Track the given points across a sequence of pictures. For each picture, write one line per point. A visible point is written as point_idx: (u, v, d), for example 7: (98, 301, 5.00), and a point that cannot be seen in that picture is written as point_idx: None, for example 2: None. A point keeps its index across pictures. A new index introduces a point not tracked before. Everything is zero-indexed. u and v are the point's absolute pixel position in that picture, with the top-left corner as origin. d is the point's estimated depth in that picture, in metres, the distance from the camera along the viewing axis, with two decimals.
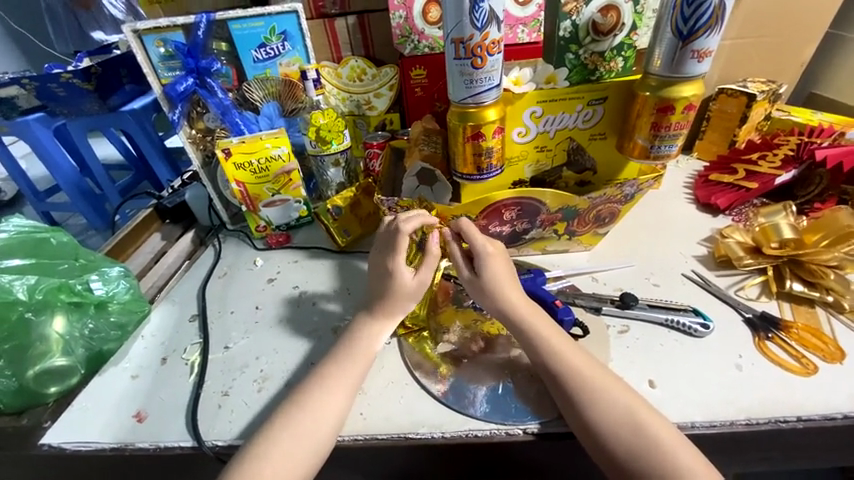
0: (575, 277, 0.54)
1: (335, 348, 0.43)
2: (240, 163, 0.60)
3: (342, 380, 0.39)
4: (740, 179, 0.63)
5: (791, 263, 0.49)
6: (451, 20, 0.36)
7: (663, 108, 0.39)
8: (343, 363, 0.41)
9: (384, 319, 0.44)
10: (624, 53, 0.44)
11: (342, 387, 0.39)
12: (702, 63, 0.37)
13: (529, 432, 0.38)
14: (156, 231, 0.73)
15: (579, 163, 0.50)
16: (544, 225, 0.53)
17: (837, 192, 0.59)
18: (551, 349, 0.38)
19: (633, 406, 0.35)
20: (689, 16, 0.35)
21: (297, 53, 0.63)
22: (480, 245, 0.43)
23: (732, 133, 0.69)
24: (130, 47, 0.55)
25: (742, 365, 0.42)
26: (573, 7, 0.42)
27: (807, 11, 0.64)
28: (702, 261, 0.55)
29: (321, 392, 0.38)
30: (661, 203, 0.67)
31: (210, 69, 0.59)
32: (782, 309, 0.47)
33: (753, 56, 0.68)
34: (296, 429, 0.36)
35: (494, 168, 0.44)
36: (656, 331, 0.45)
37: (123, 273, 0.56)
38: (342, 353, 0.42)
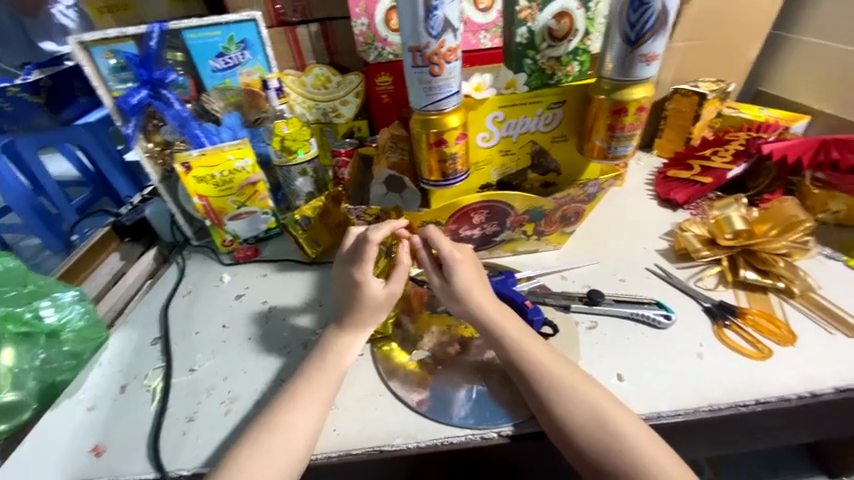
0: (545, 276, 0.56)
1: (307, 364, 0.41)
2: (201, 177, 0.58)
3: (316, 395, 0.38)
4: (696, 174, 0.67)
5: (745, 252, 0.52)
6: (406, 28, 0.36)
7: (617, 110, 0.40)
8: (314, 378, 0.40)
9: (357, 331, 0.43)
10: (580, 58, 0.45)
11: (313, 403, 0.38)
12: (650, 66, 0.38)
13: (504, 435, 0.39)
14: (114, 251, 0.69)
15: (543, 166, 0.50)
16: (513, 226, 0.54)
17: (783, 183, 0.63)
18: (521, 349, 0.39)
19: (600, 402, 0.35)
20: (635, 22, 0.36)
21: (258, 61, 0.61)
22: (447, 251, 0.43)
23: (687, 131, 0.73)
24: (76, 58, 0.52)
25: (702, 353, 0.43)
26: (528, 14, 0.44)
27: (748, 15, 0.68)
28: (664, 254, 0.57)
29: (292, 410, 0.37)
30: (625, 200, 0.69)
31: (165, 80, 0.56)
32: (738, 297, 0.49)
33: (703, 58, 0.72)
34: (264, 452, 0.34)
35: (459, 173, 0.44)
36: (622, 325, 0.47)
37: (79, 297, 0.53)
38: (314, 368, 0.41)
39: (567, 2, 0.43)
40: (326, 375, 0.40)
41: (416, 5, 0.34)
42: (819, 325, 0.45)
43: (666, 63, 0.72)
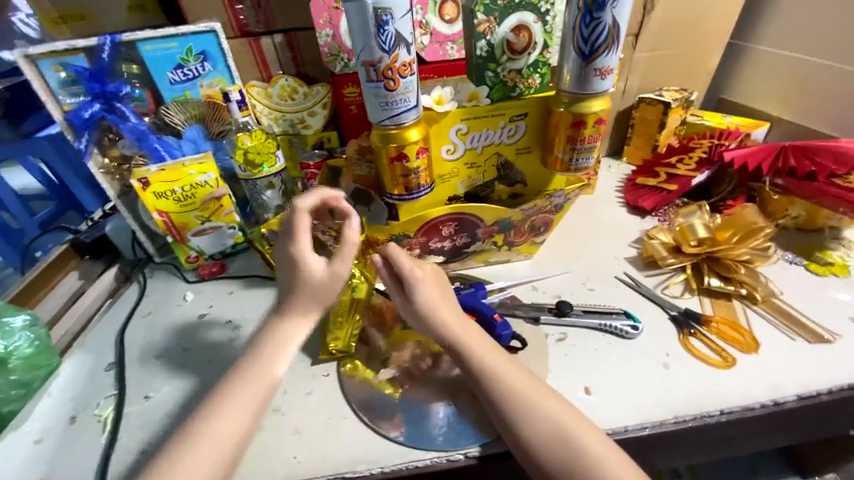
0: (516, 287, 0.55)
1: (239, 362, 0.38)
2: (160, 192, 0.56)
3: (250, 406, 0.35)
4: (662, 181, 0.68)
5: (709, 259, 0.52)
6: (358, 43, 0.35)
7: (577, 123, 0.40)
8: (247, 380, 0.36)
9: (297, 322, 0.40)
10: (540, 70, 0.45)
11: (244, 410, 0.35)
12: (606, 80, 0.38)
13: (471, 456, 0.38)
14: (73, 270, 0.65)
15: (509, 177, 0.51)
16: (483, 238, 0.53)
17: (746, 190, 0.64)
18: (484, 367, 0.38)
19: (564, 419, 0.35)
20: (588, 36, 0.36)
21: (219, 73, 0.59)
22: (408, 269, 0.42)
23: (654, 139, 0.74)
24: (21, 71, 0.50)
25: (669, 363, 0.44)
26: (486, 28, 0.43)
27: (708, 26, 0.70)
28: (633, 262, 0.57)
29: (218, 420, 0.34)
30: (596, 207, 0.70)
31: (119, 93, 0.55)
32: (703, 304, 0.50)
33: (667, 67, 0.73)
34: (187, 461, 0.31)
35: (424, 186, 0.44)
36: (591, 336, 0.47)
37: (29, 321, 0.49)
38: (247, 368, 0.37)
39: (525, 15, 0.43)
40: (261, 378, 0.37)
41: (366, 20, 0.34)
42: (779, 330, 0.46)
43: (632, 72, 0.73)
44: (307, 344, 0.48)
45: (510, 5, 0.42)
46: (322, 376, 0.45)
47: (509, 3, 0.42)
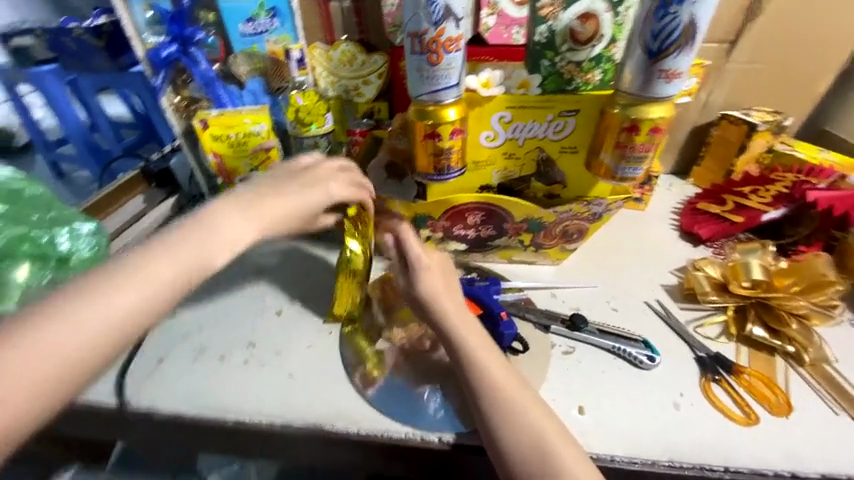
0: (534, 291, 0.53)
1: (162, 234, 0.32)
2: (217, 136, 0.59)
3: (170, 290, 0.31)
4: (726, 211, 0.61)
5: (759, 305, 0.46)
6: (408, 13, 0.35)
7: (630, 127, 0.37)
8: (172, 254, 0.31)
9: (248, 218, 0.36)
10: (603, 66, 0.42)
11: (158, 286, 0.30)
12: (671, 84, 0.35)
13: (445, 442, 0.38)
14: (139, 194, 0.72)
15: (549, 176, 0.48)
16: (510, 233, 0.51)
17: (825, 237, 0.56)
18: (475, 361, 0.37)
19: (544, 427, 0.34)
20: (658, 32, 0.33)
21: (286, 31, 0.61)
22: (414, 254, 0.42)
23: (730, 163, 0.67)
24: (115, 7, 0.55)
25: (679, 404, 0.40)
26: (550, 12, 0.41)
27: (824, 41, 0.60)
28: (669, 291, 0.52)
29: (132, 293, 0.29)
30: (645, 225, 0.64)
31: (194, 38, 0.58)
32: (739, 353, 0.45)
33: (762, 84, 0.65)
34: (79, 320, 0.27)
35: (454, 169, 0.42)
36: (600, 357, 0.44)
37: (95, 231, 0.56)
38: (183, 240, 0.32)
39: (595, 3, 0.40)
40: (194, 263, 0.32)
41: None
42: (823, 400, 0.40)
43: (717, 84, 0.65)
44: (319, 301, 0.50)
45: None
46: (325, 333, 0.47)
47: None
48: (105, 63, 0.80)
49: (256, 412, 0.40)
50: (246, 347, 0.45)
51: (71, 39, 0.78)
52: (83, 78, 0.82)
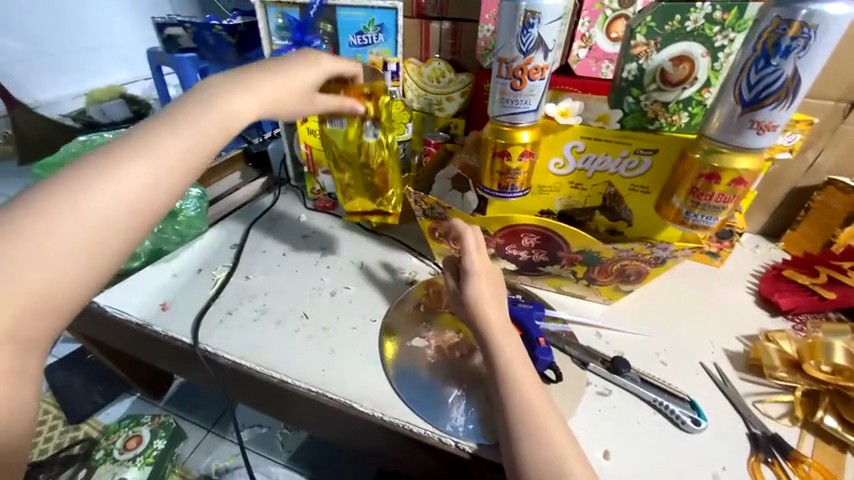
0: (578, 325, 0.52)
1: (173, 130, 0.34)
2: (312, 130, 0.66)
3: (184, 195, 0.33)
4: (817, 284, 0.55)
5: (837, 394, 0.42)
6: (502, 39, 0.38)
7: (708, 175, 0.36)
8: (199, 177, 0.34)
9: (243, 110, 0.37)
10: (691, 109, 0.41)
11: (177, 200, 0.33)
12: (763, 136, 0.33)
13: (462, 449, 0.39)
14: (237, 171, 0.83)
15: (614, 211, 0.47)
16: (563, 262, 0.51)
17: None
18: (507, 375, 0.38)
19: (566, 456, 0.34)
20: (754, 83, 0.32)
21: (388, 45, 0.68)
22: (469, 259, 0.43)
23: (832, 233, 0.60)
24: (256, 13, 0.66)
25: (719, 477, 0.37)
26: (642, 51, 0.40)
27: None
28: (731, 357, 0.48)
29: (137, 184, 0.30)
30: (717, 283, 0.60)
31: (312, 44, 0.66)
32: (802, 440, 0.41)
33: None
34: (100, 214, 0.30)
35: (518, 190, 0.44)
36: (638, 407, 0.42)
37: (199, 195, 0.66)
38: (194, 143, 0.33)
39: (693, 46, 0.39)
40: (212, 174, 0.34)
41: (516, 20, 0.37)
42: None
43: (830, 145, 0.59)
44: (369, 291, 0.54)
45: (678, 33, 0.39)
46: (369, 320, 0.50)
47: (677, 30, 0.39)
48: (233, 57, 0.94)
49: (296, 375, 0.44)
50: (300, 317, 0.50)
51: (210, 34, 0.91)
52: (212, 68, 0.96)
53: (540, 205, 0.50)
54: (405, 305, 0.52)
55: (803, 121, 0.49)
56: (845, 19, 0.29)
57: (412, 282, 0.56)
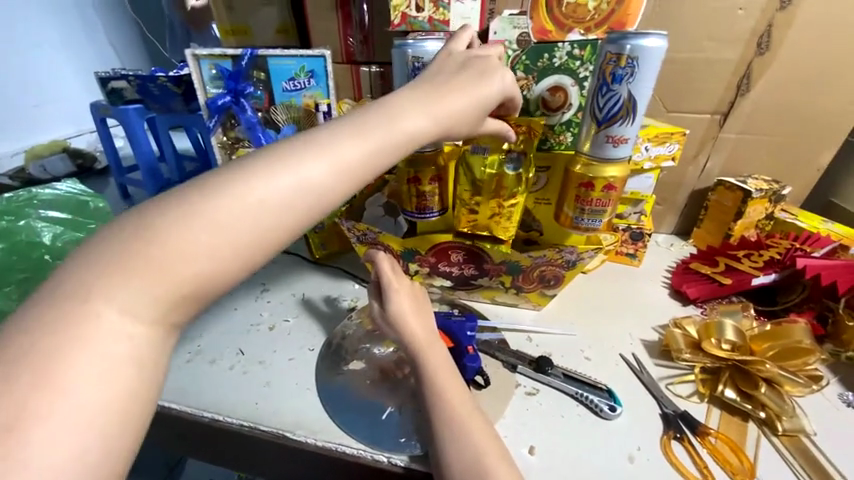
0: (510, 333, 0.55)
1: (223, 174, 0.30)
2: None
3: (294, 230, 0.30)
4: (717, 272, 0.62)
5: (736, 369, 0.46)
6: (398, 78, 0.46)
7: (585, 184, 0.42)
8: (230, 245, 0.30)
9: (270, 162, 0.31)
10: (572, 129, 0.50)
11: None
12: (619, 148, 0.40)
13: (393, 464, 0.40)
14: None
15: (526, 224, 0.55)
16: (490, 274, 0.55)
17: (819, 306, 0.55)
18: (435, 385, 0.39)
19: (488, 455, 0.35)
20: (602, 104, 0.39)
21: (320, 88, 0.71)
22: (387, 278, 0.46)
23: (728, 227, 0.67)
24: (189, 66, 0.69)
25: (634, 457, 0.40)
26: (524, 84, 0.50)
27: (820, 118, 0.63)
28: (648, 347, 0.53)
29: (245, 208, 0.28)
30: (636, 280, 0.66)
31: (246, 91, 0.70)
32: (710, 414, 0.44)
33: (759, 153, 0.67)
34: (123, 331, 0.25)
35: (435, 210, 0.52)
36: (562, 402, 0.45)
37: None
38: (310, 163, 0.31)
39: (563, 78, 0.48)
40: (312, 196, 0.30)
41: (405, 64, 0.45)
42: (793, 472, 0.39)
43: (715, 151, 0.68)
44: (309, 323, 0.55)
45: (549, 68, 0.48)
46: (307, 350, 0.51)
47: (548, 66, 0.48)
48: (179, 105, 1.03)
49: (229, 412, 0.44)
50: (236, 354, 0.50)
51: (154, 85, 0.99)
52: (159, 117, 1.07)
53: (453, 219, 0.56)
54: (344, 330, 0.54)
55: (677, 133, 0.57)
56: (658, 52, 0.36)
57: (353, 309, 0.58)
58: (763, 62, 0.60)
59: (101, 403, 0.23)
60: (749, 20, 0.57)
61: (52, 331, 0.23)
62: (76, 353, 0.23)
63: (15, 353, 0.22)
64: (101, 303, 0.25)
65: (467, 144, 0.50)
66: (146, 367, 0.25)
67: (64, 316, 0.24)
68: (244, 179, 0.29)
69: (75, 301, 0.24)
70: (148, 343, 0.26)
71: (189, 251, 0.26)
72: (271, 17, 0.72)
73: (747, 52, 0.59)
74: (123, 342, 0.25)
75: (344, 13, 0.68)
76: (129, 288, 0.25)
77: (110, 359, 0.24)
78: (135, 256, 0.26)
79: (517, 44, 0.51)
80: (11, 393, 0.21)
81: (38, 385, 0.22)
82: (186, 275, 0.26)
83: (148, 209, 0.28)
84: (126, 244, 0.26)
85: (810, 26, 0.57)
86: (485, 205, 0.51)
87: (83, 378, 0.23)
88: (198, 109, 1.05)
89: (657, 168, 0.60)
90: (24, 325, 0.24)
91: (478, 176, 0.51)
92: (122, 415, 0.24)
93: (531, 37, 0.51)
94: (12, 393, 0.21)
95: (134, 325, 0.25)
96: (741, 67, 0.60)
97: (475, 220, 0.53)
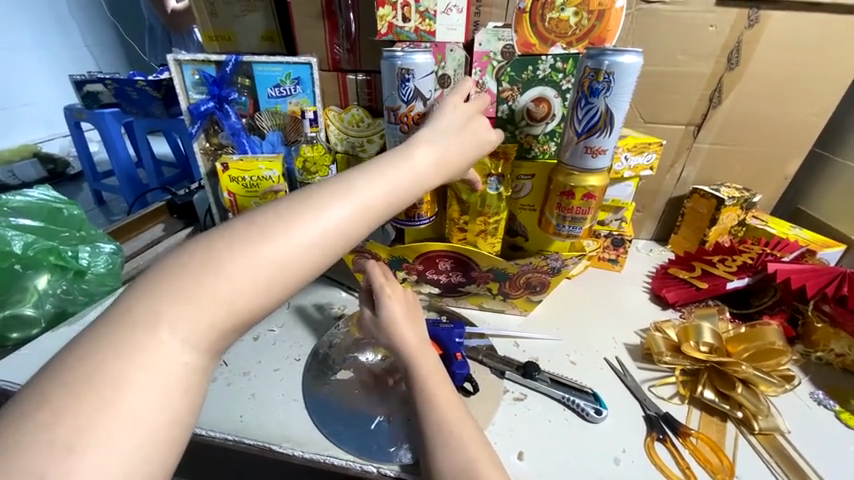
0: (498, 338, 0.55)
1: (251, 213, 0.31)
2: (234, 177, 0.65)
3: (324, 249, 0.30)
4: (694, 277, 0.64)
5: (714, 370, 0.48)
6: (387, 91, 0.47)
7: (567, 193, 0.44)
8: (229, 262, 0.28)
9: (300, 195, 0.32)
10: (556, 139, 0.52)
11: None
12: (597, 159, 0.42)
13: (383, 474, 0.39)
14: (160, 223, 0.83)
15: (512, 229, 0.57)
16: (478, 281, 0.56)
17: (789, 308, 0.58)
18: (426, 388, 0.39)
19: (477, 465, 0.34)
20: (581, 117, 0.41)
21: (306, 95, 0.71)
22: (379, 284, 0.45)
23: (703, 233, 0.70)
24: (171, 71, 0.68)
25: (620, 459, 0.41)
26: (509, 95, 0.52)
27: (785, 130, 0.66)
28: (631, 350, 0.54)
29: (280, 227, 0.29)
30: (616, 284, 0.68)
31: (229, 97, 0.70)
32: (690, 415, 0.46)
33: (732, 163, 0.70)
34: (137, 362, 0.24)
35: (424, 217, 0.52)
36: (550, 406, 0.45)
37: (113, 251, 0.65)
38: (334, 193, 0.32)
39: (546, 90, 0.51)
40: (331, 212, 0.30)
41: (394, 77, 0.45)
42: (770, 470, 0.41)
43: (690, 161, 0.71)
44: (293, 333, 0.54)
45: (533, 79, 0.51)
46: (293, 359, 0.51)
47: (532, 78, 0.51)
48: (159, 109, 1.01)
49: (211, 426, 0.42)
50: (219, 365, 0.49)
51: (134, 89, 0.97)
52: (137, 121, 1.05)
53: (442, 227, 0.57)
54: (332, 338, 0.53)
55: (655, 143, 0.60)
56: (633, 69, 0.38)
57: (341, 316, 0.57)
58: (733, 76, 0.63)
59: (151, 425, 0.23)
60: (719, 37, 0.60)
61: (116, 351, 0.24)
62: (134, 376, 0.24)
63: (83, 373, 0.23)
64: (164, 325, 0.25)
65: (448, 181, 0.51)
66: (193, 392, 0.26)
67: (126, 339, 0.24)
68: (280, 215, 0.30)
69: (122, 330, 0.25)
70: (199, 366, 0.26)
71: (237, 271, 0.27)
72: (256, 23, 0.71)
73: (718, 67, 0.62)
74: (181, 366, 0.25)
75: (330, 20, 0.68)
76: (184, 310, 0.26)
77: (158, 383, 0.24)
78: (195, 278, 0.27)
79: (502, 55, 0.51)
80: (74, 413, 0.22)
81: (98, 405, 0.22)
82: (232, 293, 0.27)
83: (208, 236, 0.29)
84: (189, 268, 0.27)
85: (776, 43, 0.60)
86: (473, 223, 0.53)
87: (139, 399, 0.23)
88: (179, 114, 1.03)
89: (636, 176, 0.63)
90: (88, 346, 0.24)
91: (464, 197, 0.51)
92: (169, 436, 0.24)
93: (515, 50, 0.51)
94: (75, 415, 0.22)
95: (192, 349, 0.26)
96: (713, 81, 0.63)
97: (466, 234, 0.55)
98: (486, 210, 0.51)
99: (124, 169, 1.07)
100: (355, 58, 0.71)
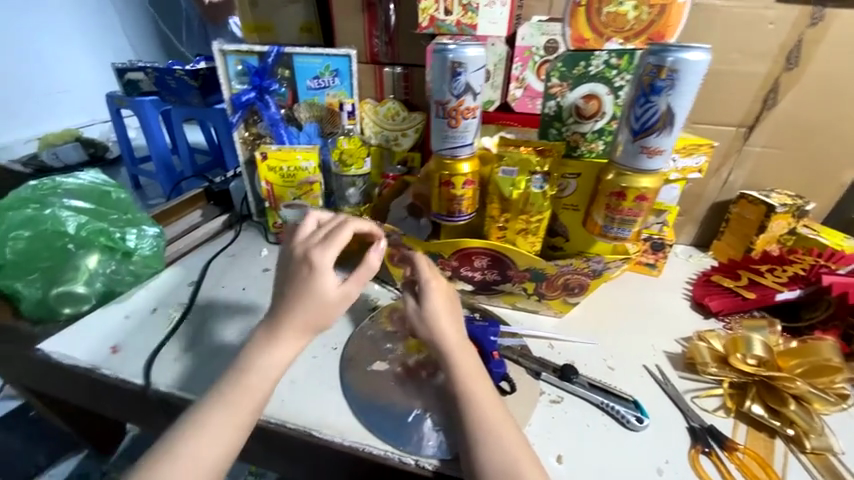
0: (533, 339, 0.54)
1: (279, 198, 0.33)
2: (272, 167, 0.67)
3: None
4: (740, 285, 0.61)
5: (763, 384, 0.46)
6: (437, 85, 0.46)
7: (617, 193, 0.42)
8: None
9: None
10: (604, 138, 0.51)
11: None
12: (653, 159, 0.40)
13: (421, 467, 0.39)
14: (198, 208, 0.85)
15: (552, 228, 0.55)
16: (514, 281, 0.55)
17: (844, 324, 0.55)
18: (466, 387, 0.39)
19: (516, 466, 0.34)
20: (640, 115, 0.40)
21: (344, 87, 0.71)
22: (424, 277, 0.45)
23: (750, 240, 0.67)
24: (215, 60, 0.68)
25: (662, 470, 0.40)
26: (559, 90, 0.51)
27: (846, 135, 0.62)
28: (671, 359, 0.52)
29: None
30: (653, 290, 0.66)
31: (271, 89, 0.70)
32: (736, 429, 0.44)
33: (783, 168, 0.67)
34: None
35: (464, 214, 0.51)
36: (588, 410, 0.45)
37: (157, 235, 0.67)
38: None
39: (597, 87, 0.49)
40: None
41: (445, 71, 0.45)
42: None
43: (737, 165, 0.68)
44: None
45: (585, 75, 0.49)
46: (330, 348, 0.51)
47: (583, 74, 0.49)
48: (196, 98, 1.03)
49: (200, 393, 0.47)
50: None
51: (172, 78, 1.01)
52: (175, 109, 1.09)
53: (480, 225, 0.56)
54: (366, 330, 0.54)
55: (704, 145, 0.57)
56: (699, 66, 0.37)
57: (375, 308, 0.58)
58: (792, 77, 0.59)
59: None
60: (779, 35, 0.57)
61: None
62: None
63: None
64: None
65: (497, 165, 0.49)
66: None
67: None
68: None
69: None
70: None
71: None
72: (297, 15, 0.72)
73: (775, 66, 0.59)
74: None
75: (371, 12, 0.68)
76: None
77: None
78: None
79: (545, 50, 0.55)
80: None
81: None
82: None
83: None
84: None
85: (843, 42, 0.56)
86: (513, 222, 0.52)
87: None
88: (215, 104, 1.06)
89: (683, 179, 0.61)
90: None
91: (507, 193, 0.49)
92: None
93: (561, 44, 0.53)
94: None
95: None
96: (768, 81, 0.60)
97: (505, 231, 0.53)
98: (530, 206, 0.50)
99: (161, 156, 1.11)
100: (394, 51, 0.70)
